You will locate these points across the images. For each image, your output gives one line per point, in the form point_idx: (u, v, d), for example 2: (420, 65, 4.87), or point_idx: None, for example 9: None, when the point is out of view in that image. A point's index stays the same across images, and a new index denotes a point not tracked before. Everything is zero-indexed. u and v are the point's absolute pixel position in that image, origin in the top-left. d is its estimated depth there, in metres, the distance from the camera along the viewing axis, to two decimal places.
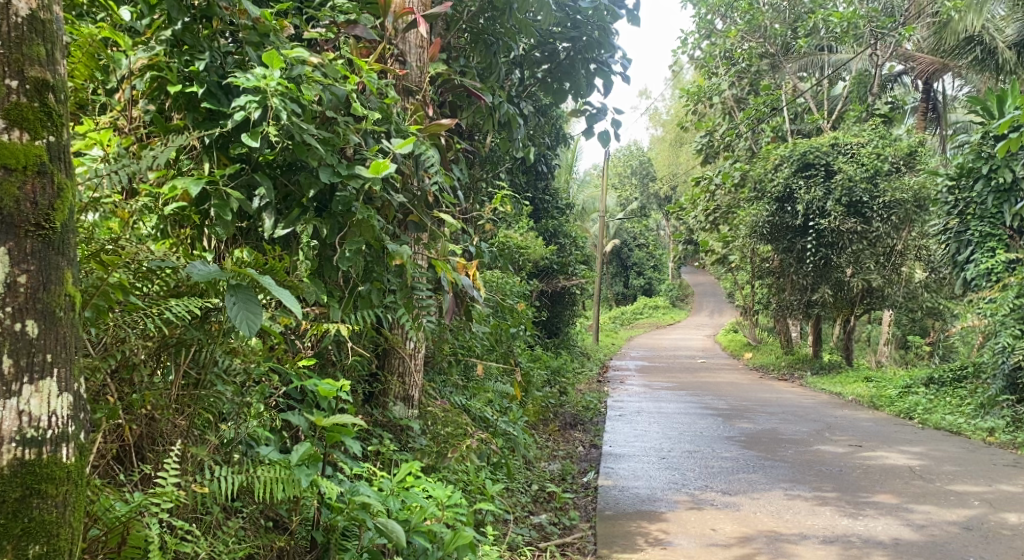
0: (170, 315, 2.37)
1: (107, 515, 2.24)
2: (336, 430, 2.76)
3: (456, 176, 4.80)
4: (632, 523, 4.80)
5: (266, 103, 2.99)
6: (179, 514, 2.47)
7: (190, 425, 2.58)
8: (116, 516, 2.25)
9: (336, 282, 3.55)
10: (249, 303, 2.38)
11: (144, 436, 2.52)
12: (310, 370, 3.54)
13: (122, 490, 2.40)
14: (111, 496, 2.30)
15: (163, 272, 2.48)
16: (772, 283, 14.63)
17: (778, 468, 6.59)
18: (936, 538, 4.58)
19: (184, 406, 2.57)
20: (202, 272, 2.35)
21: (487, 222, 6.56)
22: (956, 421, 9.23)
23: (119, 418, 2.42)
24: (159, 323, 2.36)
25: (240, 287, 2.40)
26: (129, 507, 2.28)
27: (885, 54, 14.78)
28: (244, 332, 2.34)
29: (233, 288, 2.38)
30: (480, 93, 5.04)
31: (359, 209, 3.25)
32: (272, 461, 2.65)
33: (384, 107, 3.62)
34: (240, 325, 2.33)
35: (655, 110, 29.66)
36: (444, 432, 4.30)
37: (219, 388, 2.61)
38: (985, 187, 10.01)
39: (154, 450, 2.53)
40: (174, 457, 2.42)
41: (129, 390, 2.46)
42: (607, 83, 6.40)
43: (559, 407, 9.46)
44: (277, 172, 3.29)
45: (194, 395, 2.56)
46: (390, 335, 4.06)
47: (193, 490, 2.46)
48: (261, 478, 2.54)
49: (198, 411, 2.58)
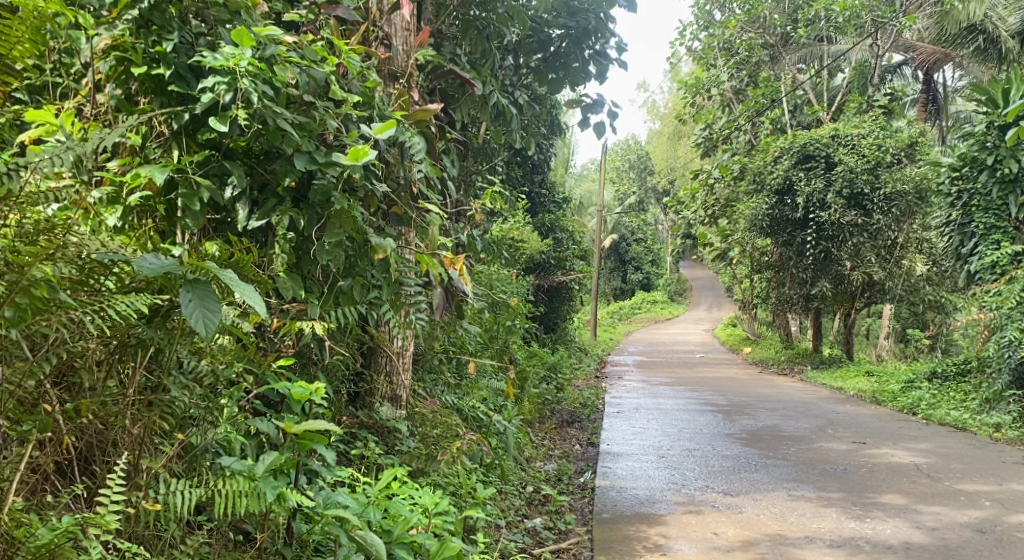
0: (115, 313, 2.17)
1: (30, 543, 2.04)
2: (307, 437, 2.57)
3: (445, 167, 4.62)
4: (630, 527, 4.61)
5: (235, 84, 2.83)
6: (129, 533, 2.29)
7: (147, 434, 2.39)
8: (41, 544, 2.05)
9: (315, 277, 3.37)
10: (209, 300, 2.21)
11: (93, 446, 2.35)
12: (290, 370, 3.35)
13: (62, 511, 2.23)
14: (35, 519, 2.11)
15: (118, 267, 2.26)
16: (772, 276, 14.42)
17: (781, 467, 6.41)
18: (948, 542, 4.39)
19: (139, 414, 2.37)
20: (154, 266, 2.18)
21: (480, 214, 6.37)
22: (961, 417, 9.07)
23: (58, 428, 2.24)
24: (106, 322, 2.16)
25: (197, 282, 2.22)
26: (56, 532, 2.08)
27: (886, 44, 14.60)
28: (200, 331, 2.18)
29: (190, 284, 2.21)
30: (470, 80, 4.85)
31: (338, 199, 3.10)
32: (236, 472, 2.45)
33: (366, 92, 3.48)
34: (195, 323, 2.17)
35: (653, 103, 29.47)
36: (432, 434, 4.09)
37: (180, 394, 2.42)
38: (990, 178, 9.78)
39: (103, 463, 2.35)
40: (119, 473, 2.24)
41: (72, 398, 2.29)
42: (604, 73, 6.20)
43: (555, 404, 9.28)
44: (253, 160, 3.12)
45: (150, 401, 2.38)
46: (376, 333, 3.87)
47: (143, 506, 2.28)
48: (222, 492, 2.36)
49: (152, 417, 2.38)
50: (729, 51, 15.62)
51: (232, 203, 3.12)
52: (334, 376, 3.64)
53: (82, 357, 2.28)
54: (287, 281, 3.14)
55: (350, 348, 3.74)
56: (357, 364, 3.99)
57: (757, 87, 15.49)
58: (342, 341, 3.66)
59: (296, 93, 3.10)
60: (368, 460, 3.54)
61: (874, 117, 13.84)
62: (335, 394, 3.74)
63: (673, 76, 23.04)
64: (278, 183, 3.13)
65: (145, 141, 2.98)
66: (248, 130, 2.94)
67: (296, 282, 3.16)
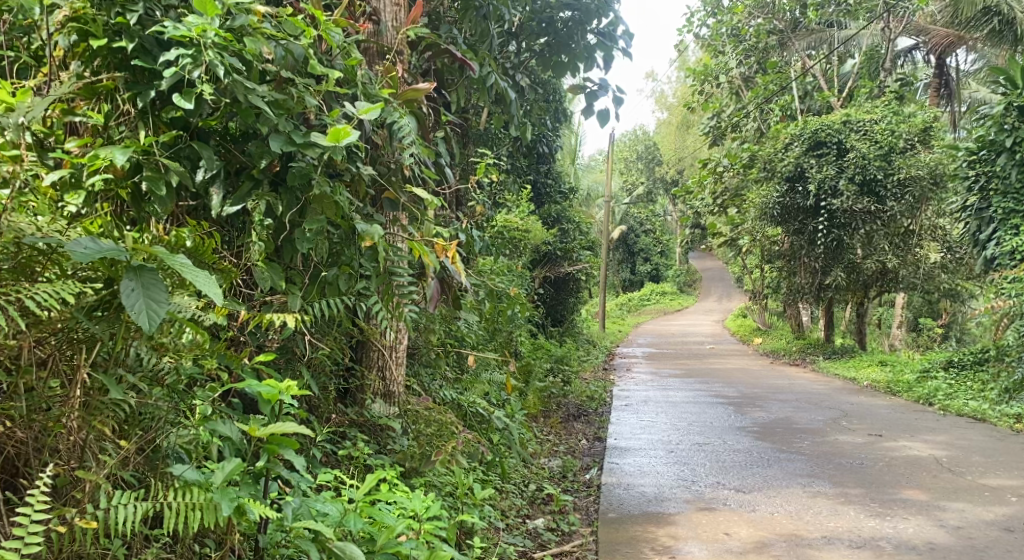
0: (32, 304, 1.99)
1: None
2: (274, 443, 2.33)
3: (440, 151, 4.37)
4: (638, 528, 4.38)
5: (201, 57, 2.58)
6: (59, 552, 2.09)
7: (92, 439, 2.19)
8: None
9: (295, 265, 3.15)
10: (154, 289, 2.07)
11: (25, 454, 2.13)
12: (271, 367, 3.13)
13: None
14: None
15: (52, 254, 2.08)
16: (782, 266, 14.15)
17: (796, 462, 6.17)
18: (975, 542, 4.15)
19: (84, 419, 2.17)
20: (86, 252, 1.99)
21: (481, 203, 6.14)
22: (980, 407, 8.82)
23: None
24: (19, 312, 1.98)
25: (142, 269, 2.08)
26: None
27: (898, 27, 14.29)
28: (145, 326, 2.03)
29: (134, 271, 2.07)
30: (467, 60, 4.55)
31: (318, 181, 2.88)
32: (189, 482, 2.25)
33: (350, 70, 3.21)
34: (139, 316, 2.02)
35: (661, 93, 29.13)
36: (426, 434, 3.80)
37: (129, 397, 2.22)
38: (1009, 160, 9.48)
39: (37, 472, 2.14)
40: (42, 487, 2.03)
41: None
42: (607, 56, 5.92)
43: (561, 398, 9.06)
44: (228, 141, 2.89)
45: (96, 405, 2.18)
46: (366, 326, 3.63)
47: (78, 525, 2.07)
48: (171, 507, 2.14)
49: (93, 423, 2.16)
50: (737, 37, 15.31)
51: (204, 188, 2.89)
52: (317, 371, 3.41)
53: (16, 355, 2.08)
54: (264, 272, 2.93)
55: (340, 341, 3.53)
56: (347, 359, 3.77)
57: (766, 74, 15.22)
58: (330, 335, 3.43)
59: (273, 69, 2.86)
60: (357, 462, 3.35)
61: (887, 102, 13.52)
62: (322, 391, 3.52)
63: (681, 65, 22.76)
64: (252, 166, 2.89)
65: (109, 121, 2.73)
66: (218, 108, 2.72)
67: (276, 272, 2.96)
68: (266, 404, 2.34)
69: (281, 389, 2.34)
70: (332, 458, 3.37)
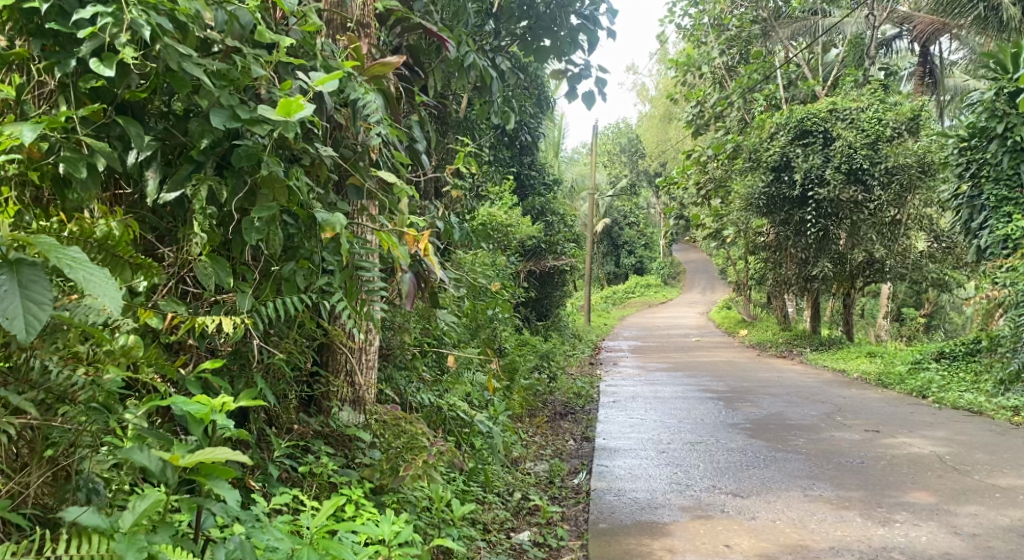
0: None
1: None
2: (202, 473, 1.96)
3: (412, 135, 3.97)
4: (631, 540, 4.06)
5: (123, 18, 2.21)
6: None
7: None
8: None
9: (246, 258, 2.78)
10: (35, 288, 1.83)
11: None
12: (219, 376, 2.79)
13: None
14: None
15: None
16: (769, 257, 13.90)
17: (793, 462, 5.86)
18: (994, 551, 3.88)
19: None
20: None
21: (460, 192, 5.77)
22: (976, 400, 8.58)
23: None
24: None
25: (24, 263, 1.84)
26: None
27: (882, 14, 13.96)
28: (19, 332, 1.80)
29: (13, 264, 1.83)
30: (443, 37, 4.12)
31: (268, 163, 2.52)
32: (93, 528, 1.89)
33: (306, 38, 2.87)
34: (11, 322, 1.78)
35: (642, 86, 28.81)
36: (397, 446, 3.38)
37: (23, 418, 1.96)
38: (1000, 147, 9.23)
39: None
40: None
41: None
42: (592, 38, 5.57)
43: (547, 395, 8.74)
44: (170, 119, 2.53)
45: None
46: (332, 328, 3.27)
47: None
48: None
49: None
50: (719, 26, 14.93)
51: (138, 173, 2.51)
52: (272, 382, 3.03)
53: None
54: (208, 267, 2.56)
55: (302, 343, 3.15)
56: (309, 365, 3.42)
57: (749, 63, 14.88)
58: (289, 337, 3.06)
59: (217, 36, 2.50)
60: (320, 479, 3.05)
61: (872, 91, 13.23)
62: (282, 400, 3.19)
63: (662, 56, 22.43)
64: (193, 146, 2.52)
65: (22, 95, 2.32)
66: (148, 78, 2.35)
67: (223, 268, 2.59)
68: (196, 427, 1.98)
69: (216, 406, 1.99)
70: (293, 476, 3.07)
